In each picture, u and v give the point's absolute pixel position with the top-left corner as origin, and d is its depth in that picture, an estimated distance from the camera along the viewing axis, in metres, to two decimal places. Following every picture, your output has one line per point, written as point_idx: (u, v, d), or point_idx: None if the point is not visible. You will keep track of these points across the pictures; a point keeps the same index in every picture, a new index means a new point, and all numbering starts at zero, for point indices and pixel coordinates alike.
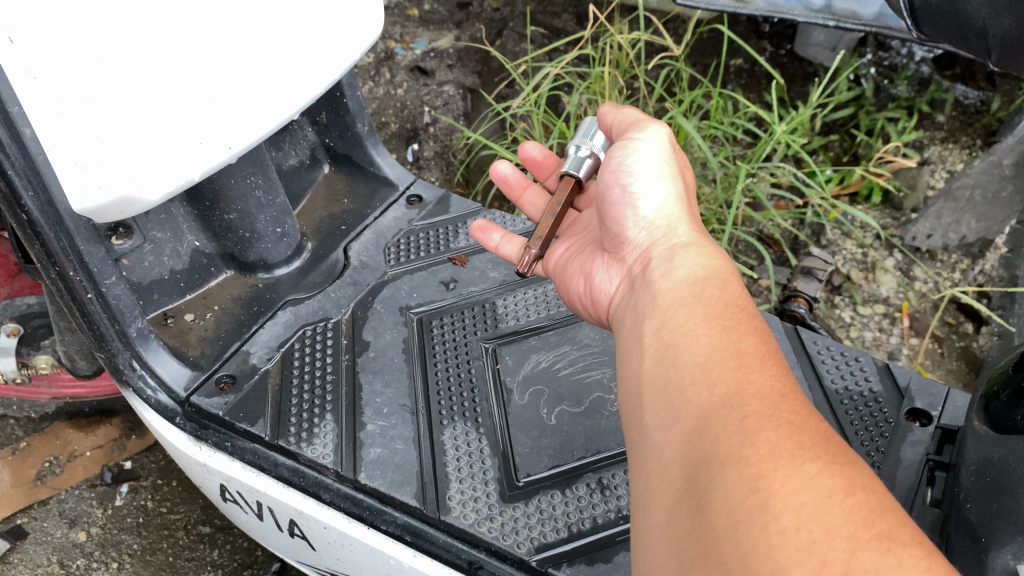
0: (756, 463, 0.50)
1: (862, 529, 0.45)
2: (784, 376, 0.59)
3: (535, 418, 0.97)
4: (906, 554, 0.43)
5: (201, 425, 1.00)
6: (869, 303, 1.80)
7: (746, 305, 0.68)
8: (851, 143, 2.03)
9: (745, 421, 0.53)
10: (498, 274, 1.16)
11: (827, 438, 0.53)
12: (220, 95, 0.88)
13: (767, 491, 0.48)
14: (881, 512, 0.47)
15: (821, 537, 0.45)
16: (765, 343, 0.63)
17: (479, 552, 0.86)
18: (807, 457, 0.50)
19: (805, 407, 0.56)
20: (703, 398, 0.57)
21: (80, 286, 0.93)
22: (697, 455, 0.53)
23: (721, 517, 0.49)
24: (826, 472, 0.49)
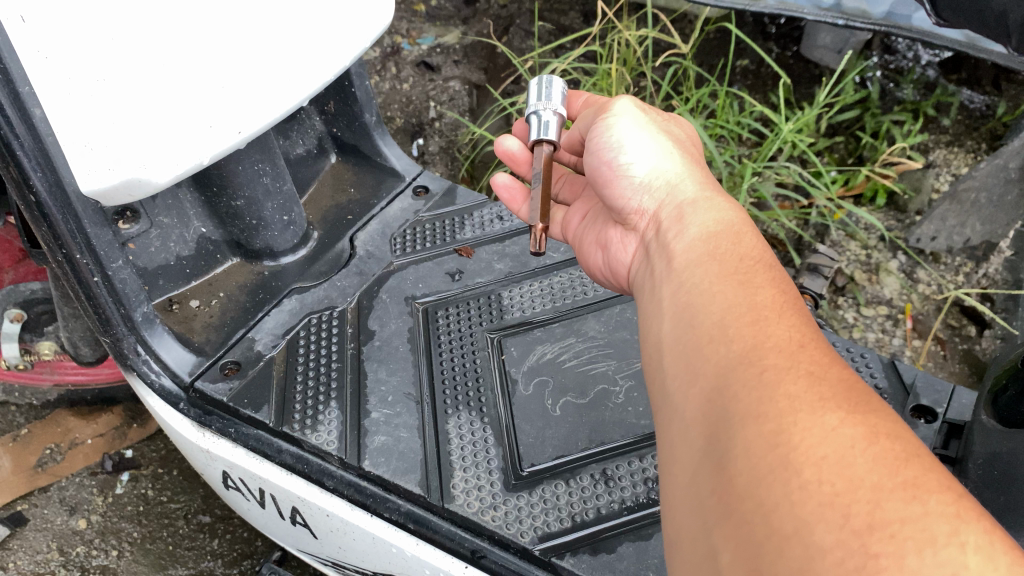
0: (776, 420, 0.49)
1: (886, 477, 0.44)
2: (805, 326, 0.58)
3: (540, 408, 0.96)
4: (932, 501, 0.42)
5: (205, 411, 1.00)
6: (873, 304, 1.80)
7: (761, 256, 0.67)
8: (857, 145, 2.02)
9: (765, 374, 0.52)
10: (503, 266, 1.15)
11: (851, 386, 0.52)
12: (231, 80, 0.88)
13: (788, 446, 0.47)
14: (907, 457, 0.46)
15: (843, 489, 0.44)
16: (782, 293, 0.61)
17: (482, 541, 0.86)
18: (829, 409, 0.49)
19: (827, 357, 0.54)
20: (722, 356, 0.56)
21: (87, 269, 0.93)
22: (717, 415, 0.52)
23: (743, 476, 0.48)
24: (850, 422, 0.48)
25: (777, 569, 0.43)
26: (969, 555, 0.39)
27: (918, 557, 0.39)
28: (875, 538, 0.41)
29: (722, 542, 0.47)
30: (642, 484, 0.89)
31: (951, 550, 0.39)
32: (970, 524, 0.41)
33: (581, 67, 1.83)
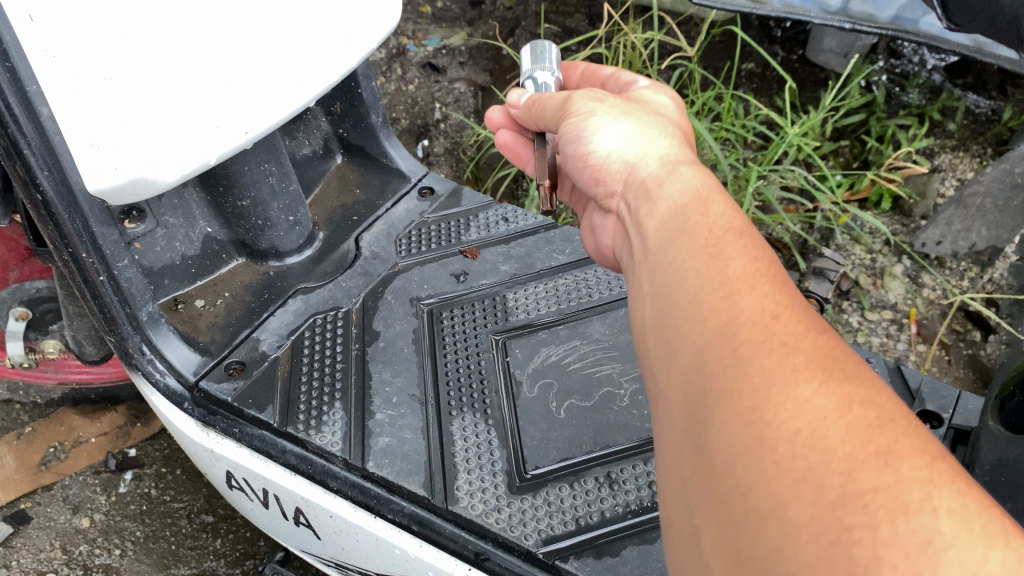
0: (750, 396, 0.47)
1: (858, 446, 0.42)
2: (782, 286, 0.55)
3: (544, 411, 0.96)
4: (906, 466, 0.40)
5: (209, 410, 1.00)
6: (878, 309, 1.80)
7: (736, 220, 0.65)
8: (862, 149, 2.02)
9: (738, 347, 0.50)
10: (508, 267, 1.15)
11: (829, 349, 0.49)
12: (238, 79, 0.88)
13: (762, 423, 0.45)
14: (883, 422, 0.43)
15: (816, 462, 0.42)
16: (759, 256, 0.59)
17: (486, 543, 0.86)
18: (804, 379, 0.47)
19: (804, 319, 0.52)
20: (696, 329, 0.54)
21: (93, 268, 0.93)
22: (695, 392, 0.51)
23: (720, 455, 0.46)
24: (825, 391, 0.45)
25: (757, 550, 0.42)
26: (943, 522, 0.38)
27: (890, 528, 0.38)
28: (846, 512, 0.39)
29: (703, 521, 0.46)
30: (646, 488, 0.89)
31: (924, 517, 0.38)
32: (944, 489, 0.39)
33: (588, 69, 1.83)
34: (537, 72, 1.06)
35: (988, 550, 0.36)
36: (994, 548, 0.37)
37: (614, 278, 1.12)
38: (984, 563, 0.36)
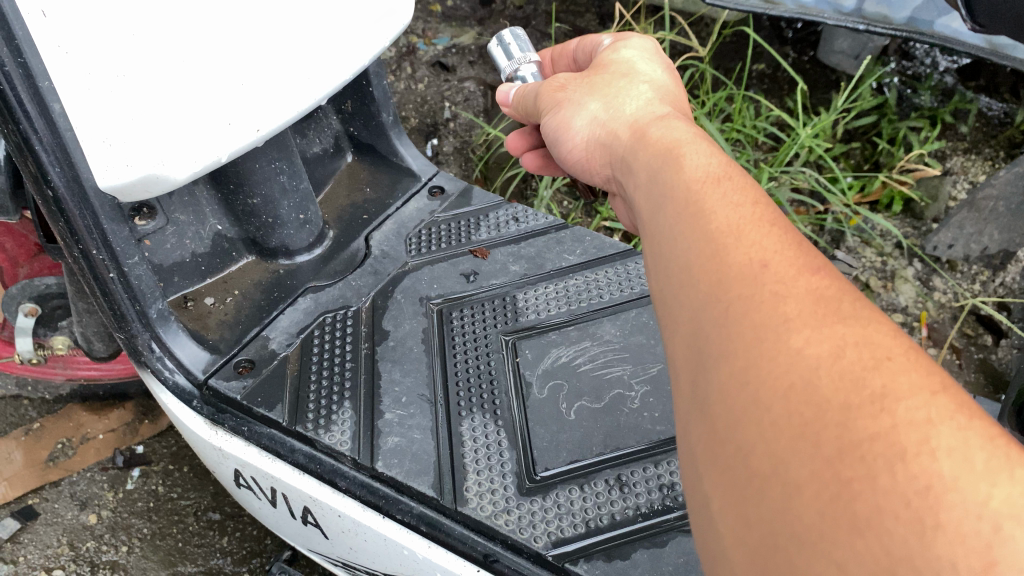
0: (746, 356, 0.46)
1: (852, 394, 0.41)
2: (776, 225, 0.53)
3: (554, 412, 0.95)
4: (902, 407, 0.39)
5: (218, 408, 1.00)
6: (888, 312, 1.79)
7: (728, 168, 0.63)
8: (873, 151, 2.01)
9: (731, 306, 0.49)
10: (519, 267, 1.14)
11: (824, 287, 0.47)
12: (250, 77, 0.88)
13: (758, 384, 0.44)
14: (879, 362, 0.42)
15: (812, 417, 0.41)
16: (752, 197, 0.57)
17: (495, 545, 0.86)
18: (796, 329, 0.45)
19: (797, 257, 0.50)
20: (689, 289, 0.53)
21: (103, 265, 0.93)
22: (696, 356, 0.50)
23: (724, 418, 0.46)
24: (817, 339, 0.44)
25: (765, 511, 0.42)
26: (943, 463, 0.37)
27: (888, 477, 0.37)
28: (844, 465, 0.39)
29: (712, 485, 0.46)
30: (657, 491, 0.88)
31: (923, 461, 0.37)
32: (944, 424, 0.38)
33: None
34: (521, 70, 1.05)
35: (991, 488, 0.35)
36: (998, 483, 0.35)
37: (625, 280, 1.12)
38: (989, 503, 0.35)
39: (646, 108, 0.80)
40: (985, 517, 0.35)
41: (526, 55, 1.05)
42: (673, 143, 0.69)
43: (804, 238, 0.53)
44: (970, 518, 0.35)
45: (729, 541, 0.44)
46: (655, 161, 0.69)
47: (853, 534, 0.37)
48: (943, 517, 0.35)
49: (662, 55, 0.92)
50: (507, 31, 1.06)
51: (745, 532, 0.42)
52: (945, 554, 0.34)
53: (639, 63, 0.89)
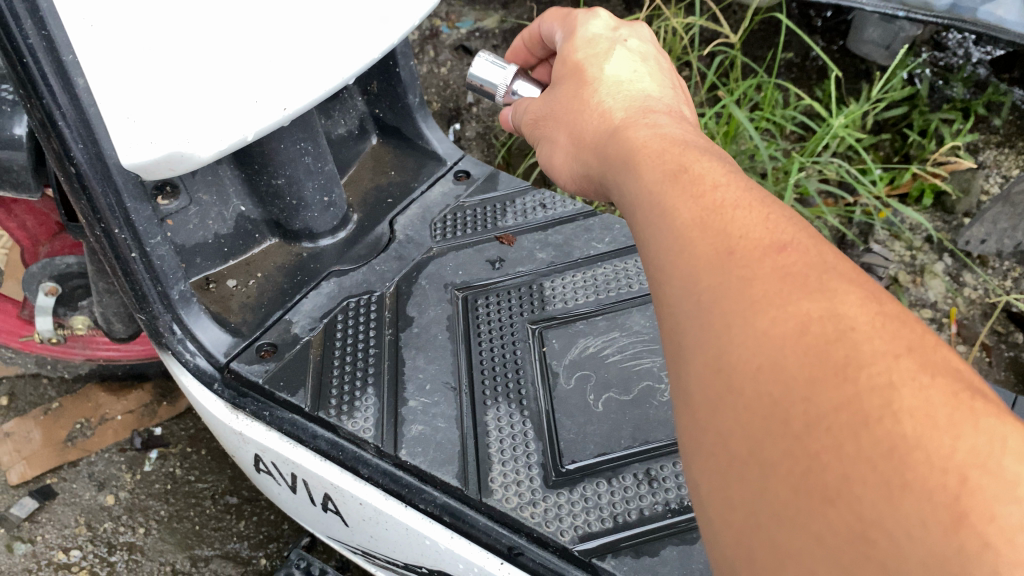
0: (716, 337, 0.47)
1: (815, 367, 0.41)
2: (751, 200, 0.53)
3: (581, 404, 0.93)
4: (865, 373, 0.40)
5: (240, 392, 0.98)
6: (916, 307, 1.76)
7: (696, 150, 0.63)
8: (903, 143, 1.97)
9: (704, 291, 0.49)
10: (546, 255, 1.12)
11: (790, 259, 0.47)
12: (278, 54, 0.85)
13: (730, 368, 0.45)
14: (842, 333, 0.42)
15: (780, 397, 0.42)
16: (721, 178, 0.56)
17: (520, 538, 0.84)
18: (762, 306, 0.46)
19: (766, 229, 0.50)
20: (664, 274, 0.53)
21: (125, 245, 0.91)
22: (675, 342, 0.51)
23: (700, 401, 0.47)
24: (780, 316, 0.45)
25: (743, 493, 0.43)
26: (905, 424, 0.37)
27: (854, 444, 0.38)
28: (811, 438, 0.40)
29: (695, 469, 0.47)
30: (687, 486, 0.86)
31: (887, 425, 0.38)
32: (906, 384, 0.39)
33: None
34: (516, 86, 1.01)
35: (954, 442, 0.36)
36: (963, 436, 0.36)
37: None
38: (954, 457, 0.36)
39: (606, 108, 0.77)
40: (950, 470, 0.36)
41: (507, 71, 1.01)
42: (650, 142, 0.66)
43: (782, 204, 0.54)
44: (935, 474, 0.36)
45: (712, 520, 0.45)
46: (621, 164, 0.68)
47: (825, 506, 0.38)
48: (910, 477, 0.36)
49: (623, 23, 0.86)
50: (476, 61, 1.02)
51: (728, 512, 0.44)
52: (913, 513, 0.36)
53: (602, 58, 0.82)
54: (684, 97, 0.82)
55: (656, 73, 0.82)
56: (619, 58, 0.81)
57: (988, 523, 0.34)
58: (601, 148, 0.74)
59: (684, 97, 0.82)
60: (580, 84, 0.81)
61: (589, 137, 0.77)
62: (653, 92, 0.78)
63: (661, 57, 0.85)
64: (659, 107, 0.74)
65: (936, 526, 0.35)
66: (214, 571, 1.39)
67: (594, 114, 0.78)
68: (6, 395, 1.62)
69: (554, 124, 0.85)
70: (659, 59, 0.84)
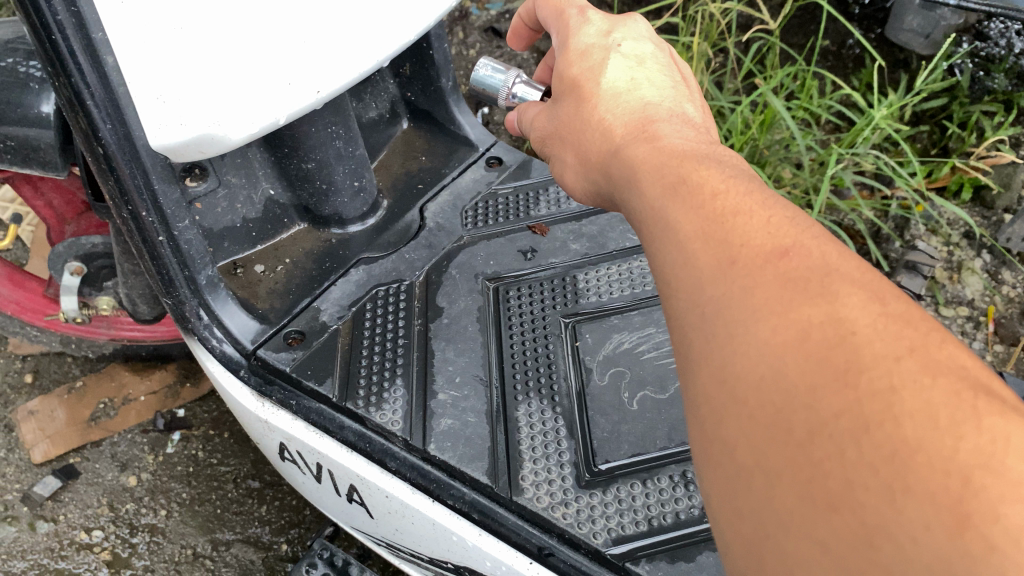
0: (718, 347, 0.47)
1: (817, 373, 0.41)
2: (754, 204, 0.52)
3: (615, 401, 0.90)
4: (865, 378, 0.39)
5: (266, 380, 0.96)
6: (953, 305, 1.72)
7: (697, 160, 0.59)
8: (941, 136, 1.92)
9: (709, 302, 0.48)
10: (580, 246, 1.08)
11: (793, 262, 0.46)
12: (313, 35, 0.82)
13: (734, 380, 0.45)
14: (843, 337, 0.41)
15: (783, 407, 0.42)
16: (723, 185, 0.54)
17: (550, 538, 0.82)
18: (762, 314, 0.45)
19: (767, 235, 0.49)
20: (668, 278, 0.53)
21: (152, 228, 0.90)
22: (681, 346, 0.50)
23: (707, 411, 0.47)
24: (781, 323, 0.44)
25: (752, 505, 0.43)
26: (906, 427, 0.37)
27: (856, 450, 0.38)
28: (815, 446, 0.40)
29: (706, 477, 0.47)
30: None
31: (888, 430, 0.37)
32: (908, 386, 0.38)
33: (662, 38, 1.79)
34: (516, 88, 0.96)
35: (956, 443, 0.36)
36: (964, 435, 0.36)
37: None
38: (956, 458, 0.36)
39: (605, 121, 0.72)
40: (952, 472, 0.35)
41: (507, 74, 0.98)
42: (660, 155, 0.63)
43: (786, 202, 0.52)
44: (937, 477, 0.36)
45: (726, 527, 0.45)
46: (626, 183, 0.65)
47: (831, 513, 0.38)
48: (912, 480, 0.36)
49: (617, 19, 0.79)
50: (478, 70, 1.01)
51: (739, 520, 0.44)
52: (916, 517, 0.35)
53: (605, 65, 0.75)
54: (691, 92, 0.76)
55: (662, 74, 0.75)
56: (615, 59, 0.75)
57: (991, 524, 0.34)
58: (608, 168, 0.70)
59: (690, 94, 0.75)
60: (576, 94, 0.76)
61: (594, 153, 0.73)
62: (655, 97, 0.72)
63: (662, 49, 0.78)
64: (669, 118, 0.69)
65: (939, 529, 0.35)
66: (235, 556, 1.38)
67: (594, 131, 0.73)
68: (31, 372, 1.62)
69: (555, 132, 0.80)
70: (659, 54, 0.77)
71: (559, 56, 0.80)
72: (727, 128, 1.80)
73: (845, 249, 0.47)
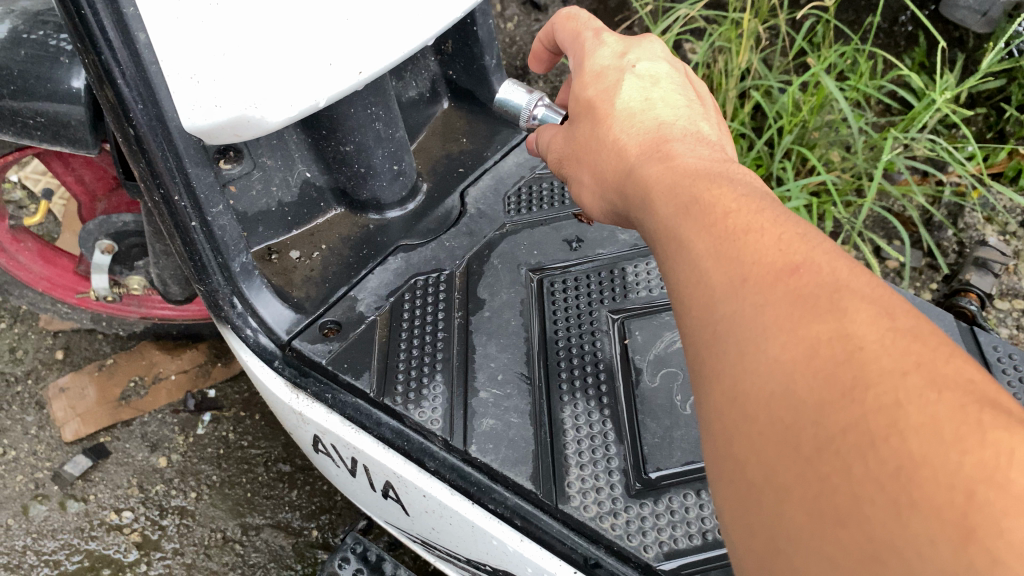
0: (726, 362, 0.44)
1: (825, 390, 0.39)
2: (763, 216, 0.49)
3: (667, 405, 0.86)
4: (872, 393, 0.37)
5: (301, 371, 0.92)
6: (1009, 297, 1.66)
7: (710, 177, 0.56)
8: (998, 119, 1.85)
9: (720, 319, 0.46)
10: (629, 236, 1.03)
11: (804, 277, 0.44)
12: (355, 12, 0.77)
13: (742, 398, 0.43)
14: (850, 353, 0.39)
15: (792, 424, 0.40)
16: (734, 199, 0.52)
17: (598, 549, 0.77)
18: (769, 330, 0.43)
19: (776, 250, 0.46)
20: (681, 291, 0.50)
21: (185, 213, 0.86)
22: (694, 366, 0.48)
23: (719, 426, 0.44)
24: (790, 340, 0.42)
25: (763, 523, 0.40)
26: (912, 441, 0.35)
27: (862, 467, 0.36)
28: (822, 463, 0.37)
29: (721, 501, 0.44)
30: None
31: (894, 445, 0.35)
32: (914, 401, 0.36)
33: (710, 14, 1.72)
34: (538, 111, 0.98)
35: (962, 457, 0.34)
36: (969, 449, 0.34)
37: None
38: (960, 473, 0.33)
39: (617, 136, 0.68)
40: (957, 486, 0.33)
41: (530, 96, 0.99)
42: (675, 170, 0.59)
43: (799, 218, 0.50)
44: (943, 492, 0.33)
45: (741, 553, 0.42)
46: (638, 198, 0.62)
47: (839, 529, 0.36)
48: (917, 495, 0.34)
49: (635, 41, 0.75)
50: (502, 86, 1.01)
51: (751, 541, 0.41)
52: (921, 534, 0.33)
53: (622, 87, 0.71)
54: (707, 111, 0.72)
55: (679, 95, 0.71)
56: (628, 76, 0.71)
57: (995, 538, 0.31)
58: (622, 189, 0.65)
59: (707, 112, 0.71)
60: (587, 110, 0.72)
61: (606, 173, 0.68)
62: (669, 116, 0.68)
63: (677, 68, 0.74)
64: (686, 139, 0.65)
65: (944, 545, 0.32)
66: (266, 541, 1.36)
67: (606, 151, 0.69)
68: (62, 349, 1.60)
69: (565, 147, 0.77)
70: (675, 73, 0.73)
71: (574, 70, 0.76)
72: (776, 110, 1.73)
73: (859, 266, 0.45)
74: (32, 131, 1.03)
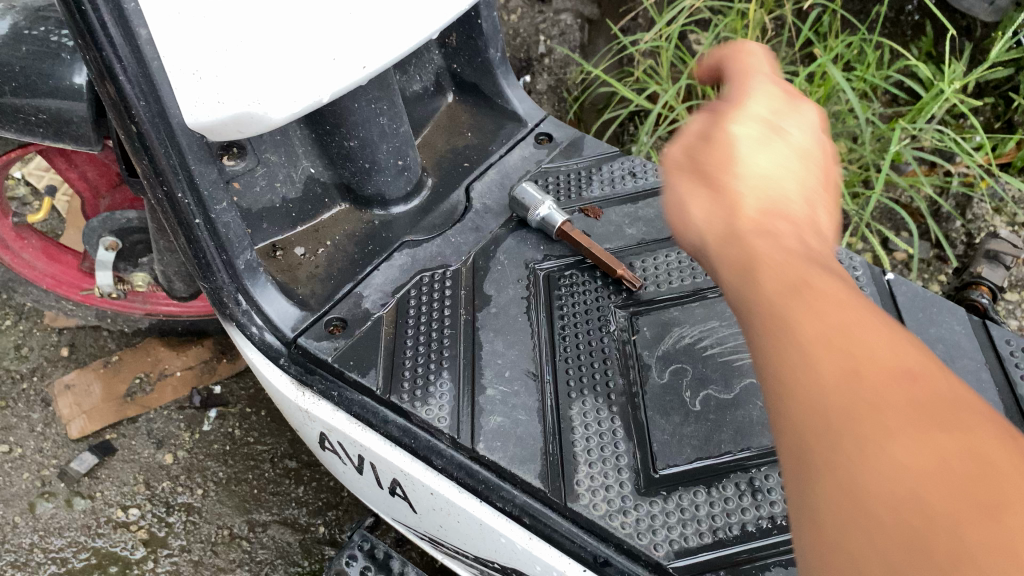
0: (841, 455, 0.40)
1: (968, 506, 0.35)
2: (868, 310, 0.45)
3: (676, 401, 0.85)
4: (1015, 512, 0.34)
5: (307, 369, 0.92)
6: (1018, 289, 1.64)
7: (823, 262, 0.50)
8: (1006, 108, 1.83)
9: (832, 410, 0.41)
10: (635, 231, 1.02)
11: (926, 387, 0.40)
12: (359, 6, 0.76)
13: (865, 503, 0.38)
14: (990, 471, 0.36)
15: (927, 538, 0.35)
16: (838, 284, 0.47)
17: (608, 547, 0.77)
18: (898, 434, 0.38)
19: (892, 351, 0.42)
20: (775, 373, 0.45)
21: (188, 210, 0.85)
22: (791, 459, 0.43)
23: (829, 538, 0.39)
24: (921, 448, 0.37)
25: None
26: None
27: None
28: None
29: None
30: None
31: None
32: None
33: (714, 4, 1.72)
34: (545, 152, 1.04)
35: None
36: None
37: None
38: None
39: (727, 177, 0.57)
40: None
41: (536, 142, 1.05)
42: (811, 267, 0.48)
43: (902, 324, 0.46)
44: None
45: None
46: (742, 270, 0.51)
47: None
48: None
49: (793, 102, 0.64)
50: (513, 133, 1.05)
51: None
52: None
53: (754, 147, 0.58)
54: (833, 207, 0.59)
55: (819, 179, 0.59)
56: (759, 125, 0.61)
57: None
58: (722, 250, 0.54)
59: (831, 207, 0.59)
60: (702, 139, 0.61)
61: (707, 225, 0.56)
62: (798, 197, 0.56)
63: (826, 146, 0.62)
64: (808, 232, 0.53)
65: None
66: (272, 537, 1.36)
67: (711, 193, 0.57)
68: (67, 346, 1.60)
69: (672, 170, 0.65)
70: (821, 150, 0.61)
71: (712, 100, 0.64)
72: None
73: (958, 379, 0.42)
74: (34, 128, 1.02)
